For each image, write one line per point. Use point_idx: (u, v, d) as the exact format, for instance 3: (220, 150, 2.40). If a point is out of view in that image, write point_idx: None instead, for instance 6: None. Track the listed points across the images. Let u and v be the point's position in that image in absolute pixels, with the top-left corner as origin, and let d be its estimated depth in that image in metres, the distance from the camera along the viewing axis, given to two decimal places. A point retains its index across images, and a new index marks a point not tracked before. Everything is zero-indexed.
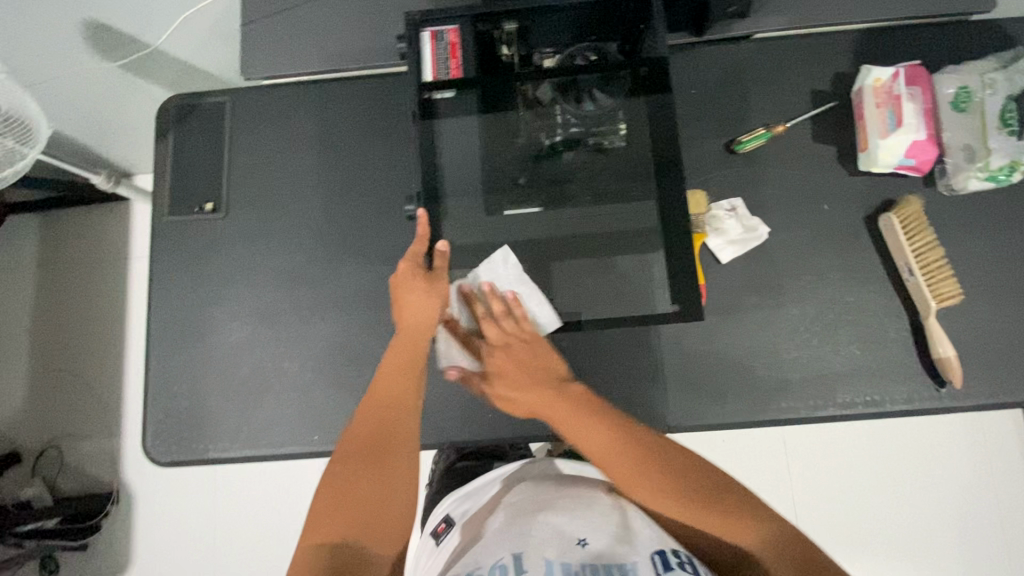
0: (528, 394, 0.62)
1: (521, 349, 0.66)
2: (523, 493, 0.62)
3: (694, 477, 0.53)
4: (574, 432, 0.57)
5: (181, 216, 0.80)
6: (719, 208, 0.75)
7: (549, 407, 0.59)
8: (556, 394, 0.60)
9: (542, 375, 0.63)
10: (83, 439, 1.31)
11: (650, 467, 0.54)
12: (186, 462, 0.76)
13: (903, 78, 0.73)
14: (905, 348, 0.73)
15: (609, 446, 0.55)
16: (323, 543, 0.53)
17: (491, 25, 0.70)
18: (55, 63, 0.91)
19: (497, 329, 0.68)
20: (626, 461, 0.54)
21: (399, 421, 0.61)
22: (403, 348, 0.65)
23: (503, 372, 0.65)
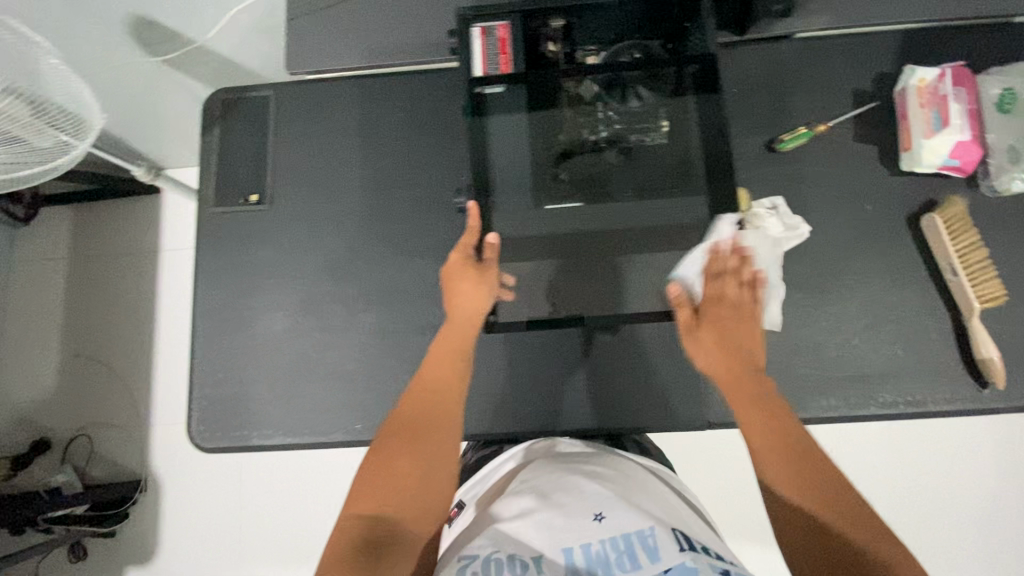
0: (727, 364, 0.62)
1: (744, 312, 0.65)
2: (538, 468, 0.61)
3: (836, 490, 0.49)
4: (741, 399, 0.58)
5: (227, 208, 0.82)
6: (760, 206, 0.75)
7: (739, 382, 0.60)
8: (751, 374, 0.60)
9: (731, 346, 0.63)
10: (113, 427, 1.33)
11: (801, 460, 0.51)
12: (229, 448, 0.77)
13: (949, 78, 0.72)
14: (947, 348, 0.73)
15: (769, 422, 0.55)
16: (360, 516, 0.53)
17: (540, 22, 0.72)
18: (102, 57, 0.92)
19: (736, 286, 0.66)
20: (773, 440, 0.53)
21: (442, 404, 0.61)
22: (454, 339, 0.66)
23: (720, 322, 0.65)
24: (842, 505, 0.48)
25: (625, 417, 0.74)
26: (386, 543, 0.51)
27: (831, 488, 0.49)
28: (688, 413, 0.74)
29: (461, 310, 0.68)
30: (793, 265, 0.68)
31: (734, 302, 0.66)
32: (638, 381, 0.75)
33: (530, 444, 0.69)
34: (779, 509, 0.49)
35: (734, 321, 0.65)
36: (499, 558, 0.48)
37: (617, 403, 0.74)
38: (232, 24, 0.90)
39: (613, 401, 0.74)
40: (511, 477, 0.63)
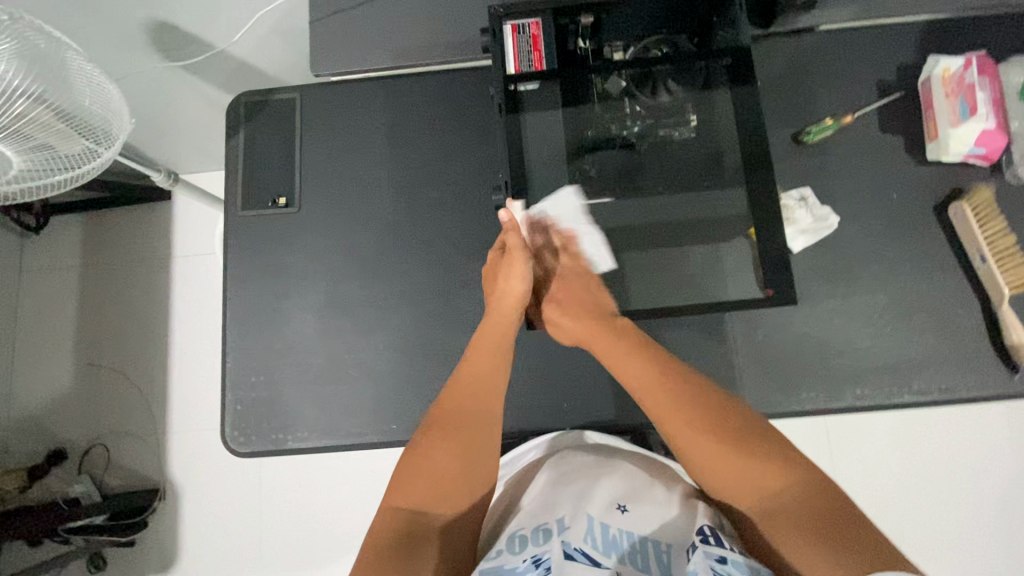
0: (575, 325, 0.69)
1: (582, 279, 0.74)
2: (561, 456, 0.68)
3: (754, 445, 0.56)
4: (638, 378, 0.63)
5: (255, 211, 0.82)
6: (789, 198, 0.76)
7: (599, 340, 0.67)
8: (605, 327, 0.68)
9: (592, 315, 0.70)
10: (129, 436, 1.32)
11: (713, 430, 0.58)
12: (265, 452, 0.77)
13: (975, 66, 0.73)
14: (978, 335, 0.74)
15: (675, 401, 0.60)
16: (400, 507, 0.56)
17: (570, 18, 0.72)
18: (122, 63, 0.92)
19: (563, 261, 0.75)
20: (690, 419, 0.59)
21: (487, 405, 0.62)
22: (494, 334, 0.66)
23: (557, 299, 0.73)
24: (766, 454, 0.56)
25: None
26: (420, 535, 0.54)
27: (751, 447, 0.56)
28: None
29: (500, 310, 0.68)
30: (577, 210, 0.74)
31: (573, 276, 0.75)
32: None
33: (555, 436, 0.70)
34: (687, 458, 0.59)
35: (585, 289, 0.73)
36: (526, 532, 0.58)
37: None
38: (252, 28, 0.90)
39: None
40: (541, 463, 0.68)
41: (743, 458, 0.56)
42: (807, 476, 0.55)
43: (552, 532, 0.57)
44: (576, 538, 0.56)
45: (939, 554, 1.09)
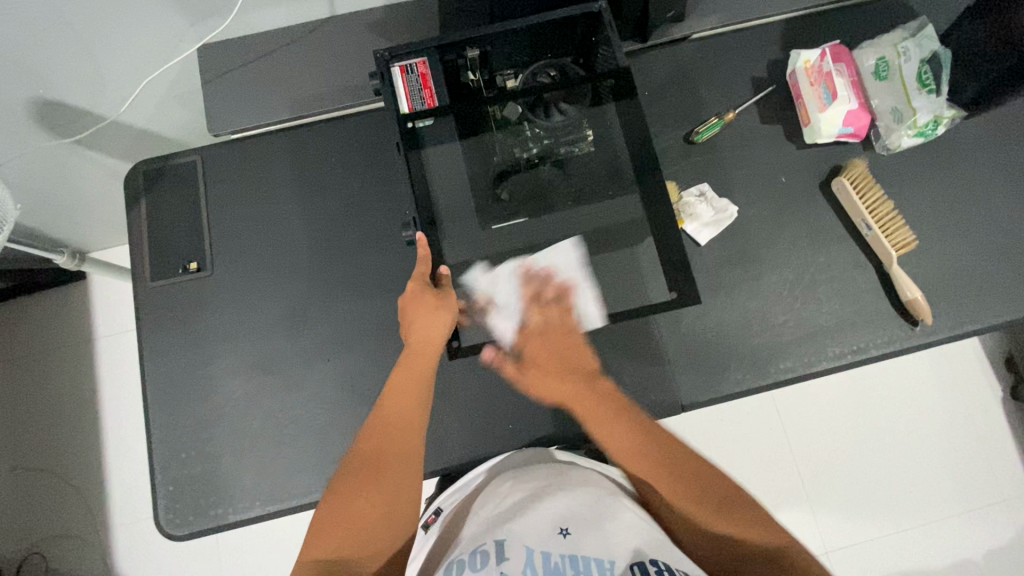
0: (563, 389, 0.70)
1: (565, 334, 0.74)
2: (504, 479, 0.66)
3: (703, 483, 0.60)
4: (617, 437, 0.65)
5: (168, 280, 0.79)
6: (689, 195, 0.81)
7: (580, 402, 0.69)
8: (589, 392, 0.69)
9: (577, 374, 0.71)
10: (68, 539, 1.22)
11: (694, 484, 0.60)
12: (205, 530, 0.74)
13: (829, 56, 0.81)
14: (878, 295, 0.80)
15: (668, 464, 0.62)
16: (317, 558, 0.54)
17: (456, 53, 0.75)
18: (8, 149, 0.88)
19: (544, 313, 0.74)
20: (678, 476, 0.61)
21: (402, 434, 0.61)
22: (412, 365, 0.65)
23: (540, 357, 0.72)
24: (720, 502, 0.58)
25: None
26: None
27: (723, 492, 0.59)
28: (658, 400, 0.77)
29: (416, 338, 0.66)
30: (580, 259, 0.76)
31: (555, 327, 0.74)
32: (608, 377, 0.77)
33: (503, 460, 0.72)
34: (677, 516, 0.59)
35: (568, 344, 0.74)
36: (464, 557, 0.53)
37: None
38: (143, 95, 0.88)
39: None
40: (483, 488, 0.68)
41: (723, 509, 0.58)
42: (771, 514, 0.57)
43: (490, 557, 0.52)
44: (515, 571, 0.50)
45: (883, 500, 1.20)
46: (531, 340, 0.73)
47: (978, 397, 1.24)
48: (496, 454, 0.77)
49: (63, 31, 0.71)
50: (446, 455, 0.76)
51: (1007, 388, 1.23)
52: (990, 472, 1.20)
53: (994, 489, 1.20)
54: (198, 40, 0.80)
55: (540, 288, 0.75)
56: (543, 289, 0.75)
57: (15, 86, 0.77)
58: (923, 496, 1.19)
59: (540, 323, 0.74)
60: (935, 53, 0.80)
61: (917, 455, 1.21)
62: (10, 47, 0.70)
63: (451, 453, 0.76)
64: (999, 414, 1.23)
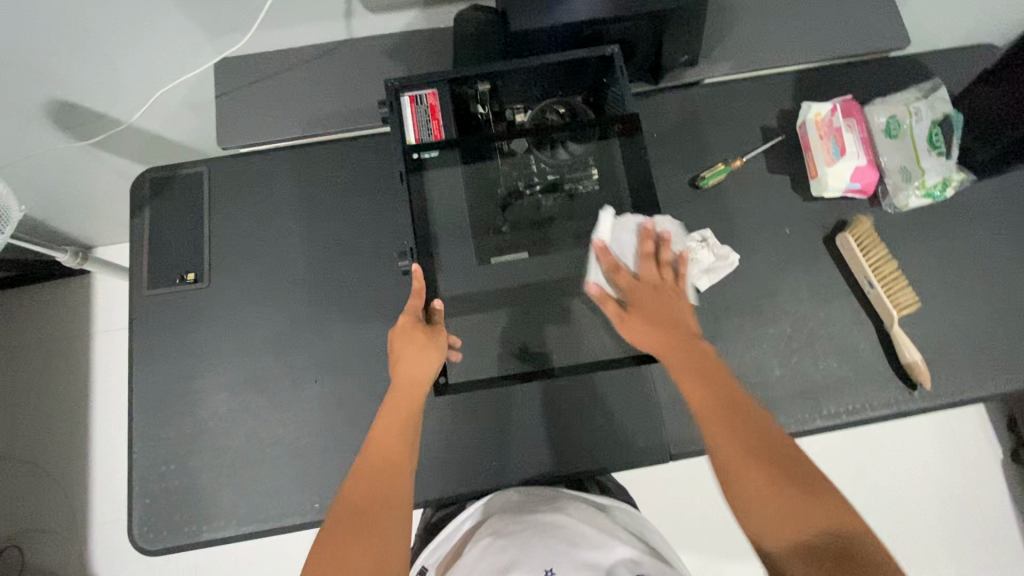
0: (662, 341, 0.62)
1: (673, 294, 0.66)
2: (492, 521, 0.65)
3: (789, 464, 0.52)
4: (694, 393, 0.58)
5: (164, 290, 0.79)
6: (692, 240, 0.79)
7: (681, 359, 0.60)
8: (691, 350, 0.61)
9: (676, 332, 0.62)
10: (47, 534, 1.21)
11: (761, 449, 0.53)
12: (178, 547, 0.73)
13: (840, 111, 0.80)
14: (876, 355, 0.79)
15: (737, 438, 0.54)
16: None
17: (467, 86, 0.76)
18: (23, 147, 0.89)
19: (653, 267, 0.66)
20: (755, 465, 0.52)
21: (389, 474, 0.58)
22: (399, 406, 0.63)
23: (644, 307, 0.64)
24: (809, 489, 0.51)
25: (588, 456, 0.77)
26: None
27: (788, 460, 0.53)
28: (643, 443, 0.77)
29: (404, 375, 0.64)
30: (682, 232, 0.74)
31: (660, 284, 0.66)
32: (595, 417, 0.78)
33: (486, 502, 0.71)
34: (749, 486, 0.51)
35: (671, 300, 0.65)
36: None
37: (579, 445, 0.77)
38: (159, 103, 0.90)
39: (577, 444, 0.77)
40: (472, 531, 0.66)
41: (791, 488, 0.51)
42: (852, 508, 0.50)
43: None
44: None
45: None
46: (638, 290, 0.65)
47: (979, 460, 1.21)
48: (478, 489, 0.76)
49: (84, 37, 0.72)
50: (428, 487, 0.76)
51: (1009, 450, 1.20)
52: (987, 536, 1.17)
53: (992, 556, 1.16)
54: (216, 54, 0.81)
55: (645, 241, 0.67)
56: (650, 244, 0.67)
57: (32, 87, 0.78)
58: (917, 560, 1.16)
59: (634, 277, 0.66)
60: (947, 116, 0.79)
61: (914, 514, 1.18)
62: (31, 51, 0.72)
63: (433, 484, 0.76)
64: (1000, 477, 1.20)
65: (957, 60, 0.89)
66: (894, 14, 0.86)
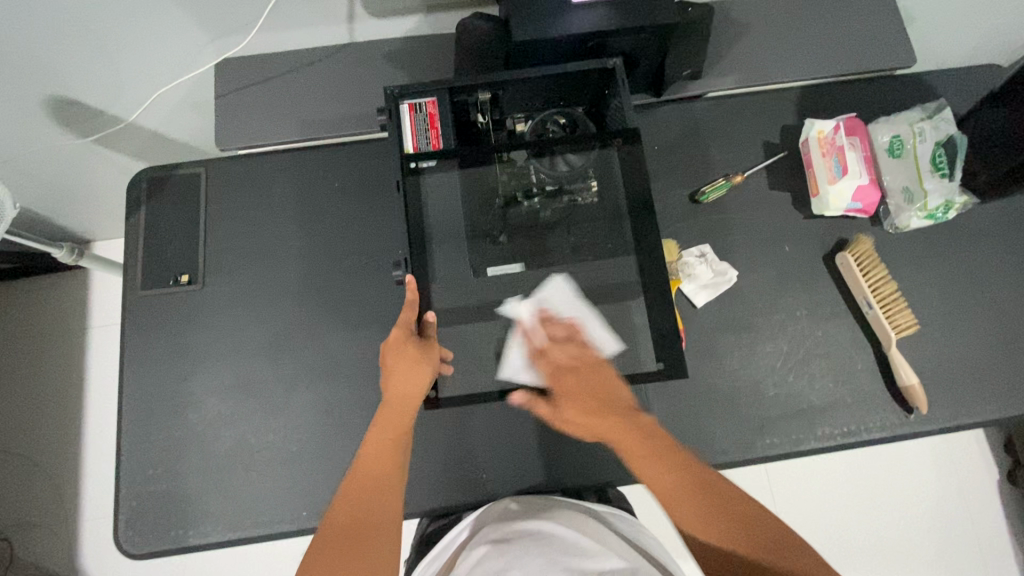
0: (597, 422, 0.64)
1: (593, 369, 0.68)
2: (488, 531, 0.63)
3: (748, 521, 0.53)
4: (645, 470, 0.59)
5: (158, 290, 0.79)
6: (690, 256, 0.80)
7: (620, 437, 0.62)
8: (628, 423, 0.62)
9: (613, 410, 0.64)
10: (36, 529, 1.21)
11: (719, 512, 0.54)
12: (164, 551, 0.72)
13: (843, 130, 0.80)
14: (873, 377, 0.78)
15: (695, 508, 0.55)
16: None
17: (468, 95, 0.75)
18: (22, 141, 0.89)
19: (562, 353, 0.69)
20: (720, 535, 0.53)
21: (384, 474, 0.59)
22: (390, 421, 0.63)
23: (571, 395, 0.67)
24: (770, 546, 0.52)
25: (579, 471, 0.76)
26: None
27: (745, 518, 0.54)
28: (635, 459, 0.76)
29: (397, 390, 0.64)
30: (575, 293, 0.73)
31: (574, 362, 0.69)
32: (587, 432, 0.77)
33: (478, 515, 0.69)
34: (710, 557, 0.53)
35: (593, 377, 0.67)
36: None
37: (571, 459, 0.76)
38: (159, 102, 0.89)
39: (569, 458, 0.76)
40: (466, 542, 0.64)
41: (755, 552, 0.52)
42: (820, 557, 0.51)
43: None
44: None
45: None
46: (561, 381, 0.68)
47: (975, 481, 1.20)
48: (467, 501, 0.75)
49: (84, 34, 0.72)
50: (417, 497, 0.75)
51: (1005, 471, 1.20)
52: (980, 557, 1.16)
53: None
54: (216, 55, 0.81)
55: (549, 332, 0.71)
56: (557, 331, 0.71)
57: (31, 83, 0.77)
58: None
59: (552, 363, 0.69)
60: (950, 137, 0.79)
61: (909, 534, 1.17)
62: (30, 47, 0.71)
63: (423, 494, 0.75)
64: (995, 498, 1.19)
65: (963, 81, 0.88)
66: (901, 32, 0.85)
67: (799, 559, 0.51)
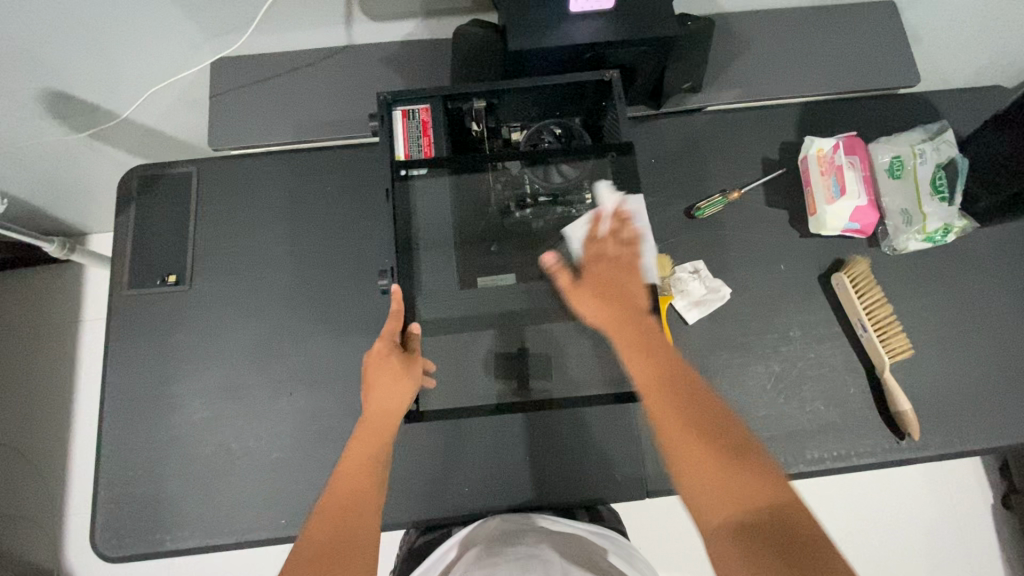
0: (605, 309, 0.61)
1: (627, 266, 0.65)
2: (476, 551, 0.61)
3: (723, 431, 0.48)
4: (634, 361, 0.56)
5: (144, 290, 0.78)
6: (682, 271, 0.79)
7: (620, 326, 0.59)
8: (633, 319, 0.60)
9: (623, 301, 0.61)
10: (20, 521, 1.20)
11: (694, 412, 0.50)
12: (141, 555, 0.71)
13: (842, 149, 0.78)
14: (866, 401, 0.77)
15: (671, 397, 0.51)
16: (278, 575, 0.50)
17: (462, 102, 0.74)
18: (15, 134, 0.88)
19: (601, 237, 0.67)
20: (684, 429, 0.49)
21: (366, 478, 0.58)
22: (368, 441, 0.61)
23: (590, 275, 0.64)
24: (740, 456, 0.47)
25: (565, 487, 0.75)
26: None
27: (722, 427, 0.49)
28: (621, 477, 0.75)
29: (376, 408, 0.63)
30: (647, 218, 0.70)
31: (617, 259, 0.65)
32: (574, 447, 0.76)
33: (470, 533, 0.67)
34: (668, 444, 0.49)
35: (622, 271, 0.64)
36: None
37: (557, 475, 0.75)
38: (154, 98, 0.89)
39: (554, 473, 0.75)
40: (453, 562, 0.62)
41: (718, 453, 0.47)
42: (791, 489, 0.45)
43: None
44: None
45: None
46: (588, 260, 0.66)
47: (970, 505, 1.18)
48: (450, 514, 0.74)
49: (76, 31, 0.71)
50: (399, 508, 0.74)
51: (998, 495, 1.18)
52: None
53: None
54: (212, 54, 0.80)
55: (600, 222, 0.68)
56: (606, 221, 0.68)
57: (24, 77, 0.77)
58: None
59: (592, 250, 0.66)
60: (953, 160, 0.78)
61: (901, 557, 1.15)
62: (23, 42, 0.71)
63: (405, 505, 0.75)
64: (989, 523, 1.17)
65: (967, 102, 0.87)
66: (905, 51, 0.84)
67: (764, 479, 0.45)
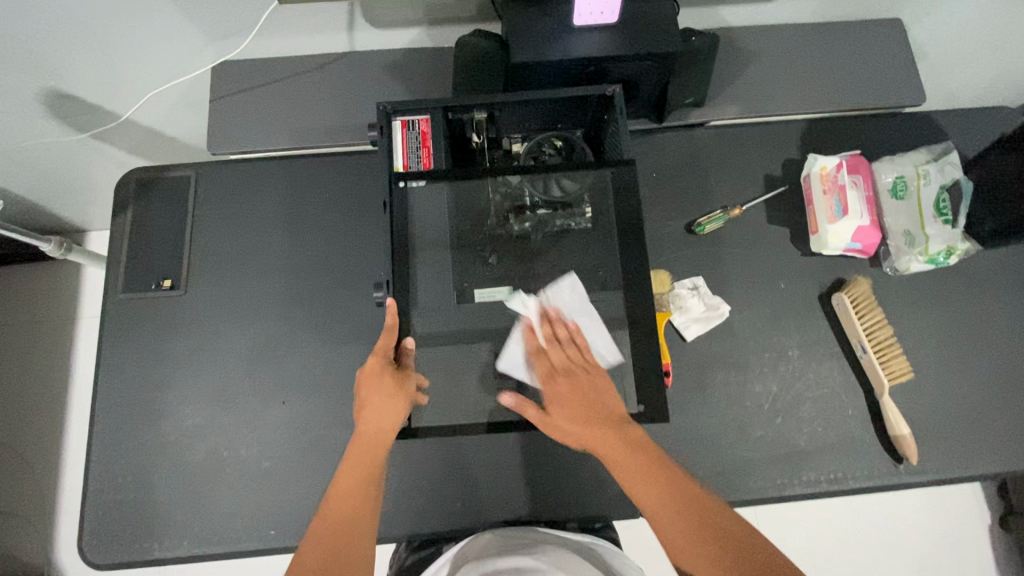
0: (588, 433, 0.64)
1: (591, 377, 0.67)
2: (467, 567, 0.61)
3: (732, 544, 0.55)
4: (637, 489, 0.60)
5: (139, 294, 0.78)
6: (681, 287, 0.78)
7: (608, 448, 0.62)
8: (616, 436, 0.63)
9: (602, 419, 0.64)
10: (12, 519, 1.19)
11: (704, 534, 0.55)
12: (129, 563, 0.71)
13: (845, 168, 0.78)
14: (864, 423, 0.76)
15: (681, 529, 0.56)
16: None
17: (463, 114, 0.73)
18: (15, 132, 0.88)
19: (560, 353, 0.68)
20: (705, 559, 0.54)
21: (364, 481, 0.61)
22: (362, 451, 0.63)
23: (564, 401, 0.66)
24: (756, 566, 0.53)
25: (557, 504, 0.74)
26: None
27: (729, 538, 0.55)
28: (614, 494, 0.74)
29: (369, 426, 0.64)
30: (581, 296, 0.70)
31: (570, 368, 0.67)
32: (568, 464, 0.75)
33: (461, 548, 0.67)
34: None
35: (589, 384, 0.66)
36: None
37: (550, 491, 0.74)
38: (155, 100, 0.88)
39: (546, 489, 0.75)
40: None
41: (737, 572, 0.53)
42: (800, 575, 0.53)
43: None
44: None
45: None
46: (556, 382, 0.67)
47: (967, 526, 1.17)
48: (441, 527, 0.74)
49: (75, 33, 0.71)
50: (390, 520, 0.74)
51: (996, 516, 1.17)
52: None
53: None
54: (213, 58, 0.80)
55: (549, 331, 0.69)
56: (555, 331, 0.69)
57: (22, 77, 0.76)
58: None
59: (557, 368, 0.67)
60: (956, 182, 0.77)
61: None
62: (22, 42, 0.70)
63: (395, 518, 0.74)
64: (986, 544, 1.16)
65: (973, 122, 0.86)
66: (911, 70, 0.83)
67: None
